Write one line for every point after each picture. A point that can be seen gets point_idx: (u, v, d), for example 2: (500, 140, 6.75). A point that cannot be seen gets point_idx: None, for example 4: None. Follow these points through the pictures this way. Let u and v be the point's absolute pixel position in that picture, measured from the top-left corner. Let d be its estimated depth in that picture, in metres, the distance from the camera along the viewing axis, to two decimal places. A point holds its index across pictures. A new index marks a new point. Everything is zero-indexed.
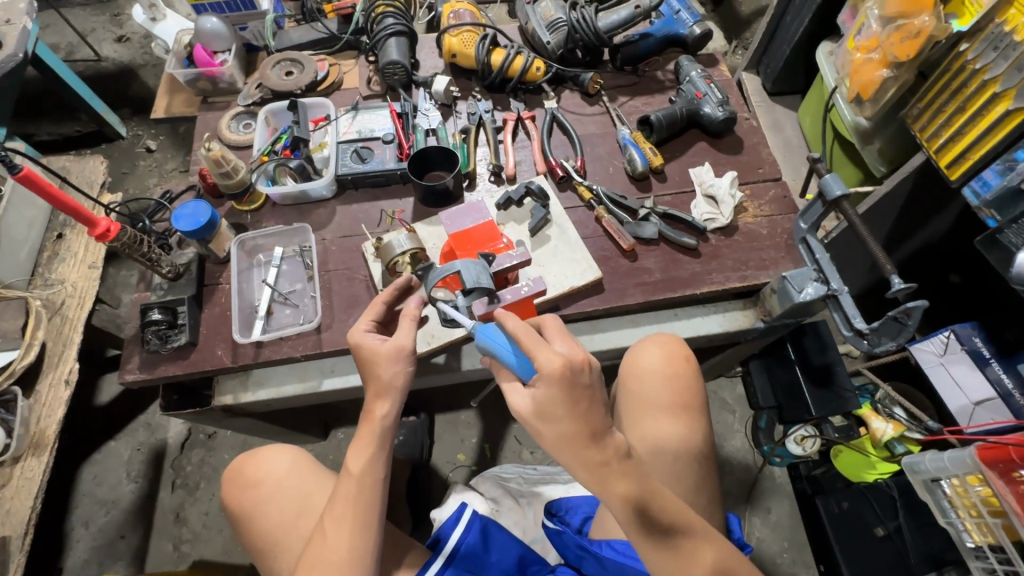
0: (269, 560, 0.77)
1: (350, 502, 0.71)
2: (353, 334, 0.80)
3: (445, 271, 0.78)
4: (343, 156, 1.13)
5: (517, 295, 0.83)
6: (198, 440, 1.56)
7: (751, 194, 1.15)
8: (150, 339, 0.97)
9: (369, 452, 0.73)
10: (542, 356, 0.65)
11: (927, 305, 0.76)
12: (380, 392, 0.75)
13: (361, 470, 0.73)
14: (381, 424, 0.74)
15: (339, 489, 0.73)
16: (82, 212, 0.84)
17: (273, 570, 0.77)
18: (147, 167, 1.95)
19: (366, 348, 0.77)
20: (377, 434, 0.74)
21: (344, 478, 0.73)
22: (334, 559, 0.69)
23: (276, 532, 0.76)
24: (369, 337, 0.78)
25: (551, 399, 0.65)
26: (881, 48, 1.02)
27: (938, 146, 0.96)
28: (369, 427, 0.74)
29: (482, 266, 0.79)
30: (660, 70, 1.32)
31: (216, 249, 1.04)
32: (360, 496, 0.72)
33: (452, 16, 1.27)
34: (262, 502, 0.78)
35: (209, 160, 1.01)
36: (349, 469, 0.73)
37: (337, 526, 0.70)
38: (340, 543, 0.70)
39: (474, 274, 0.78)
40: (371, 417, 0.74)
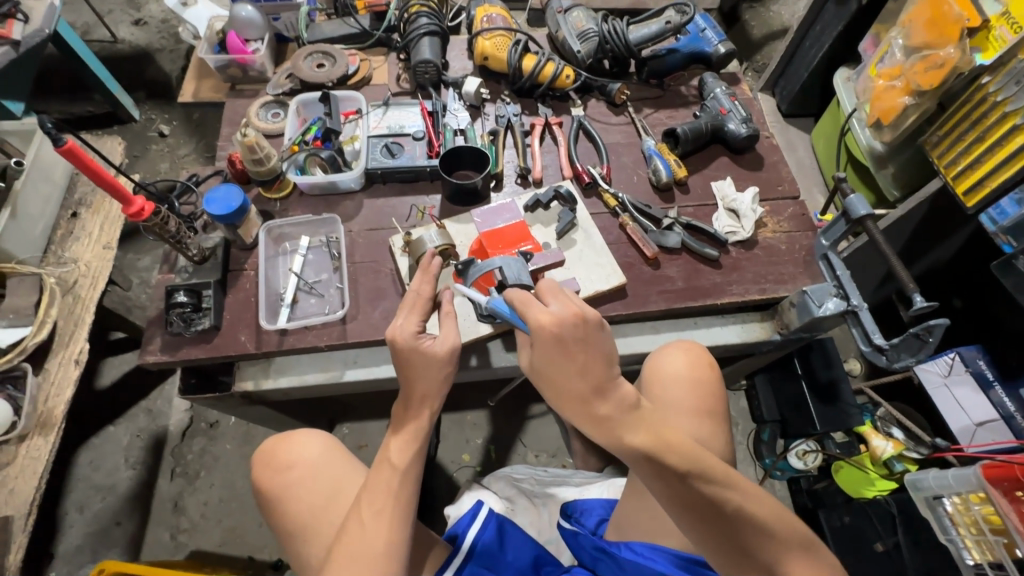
0: (300, 544, 0.85)
1: (389, 494, 0.76)
2: (398, 332, 0.81)
3: (486, 268, 0.82)
4: (374, 150, 1.14)
5: None
6: (199, 429, 1.54)
7: (771, 210, 1.17)
8: (174, 322, 0.96)
9: (413, 446, 0.80)
10: (531, 314, 0.73)
11: (948, 323, 0.79)
12: (423, 394, 0.81)
13: (404, 464, 0.78)
14: (426, 423, 0.81)
15: (378, 482, 0.77)
16: (119, 189, 0.84)
17: (301, 553, 0.84)
18: (160, 152, 1.94)
19: (419, 351, 0.80)
20: (421, 431, 0.81)
21: (386, 472, 0.78)
22: (371, 549, 0.72)
23: (306, 516, 0.85)
24: (422, 340, 0.81)
25: (548, 353, 0.72)
26: (904, 77, 1.06)
27: (956, 172, 1.00)
28: (416, 426, 0.81)
29: (521, 264, 0.82)
30: (684, 85, 1.35)
31: (244, 235, 1.03)
32: (401, 489, 0.77)
33: (486, 19, 1.29)
34: (297, 487, 0.87)
35: (243, 145, 1.01)
36: (394, 462, 0.78)
37: (376, 518, 0.74)
38: (378, 535, 0.73)
39: (515, 271, 0.81)
40: (418, 418, 0.81)
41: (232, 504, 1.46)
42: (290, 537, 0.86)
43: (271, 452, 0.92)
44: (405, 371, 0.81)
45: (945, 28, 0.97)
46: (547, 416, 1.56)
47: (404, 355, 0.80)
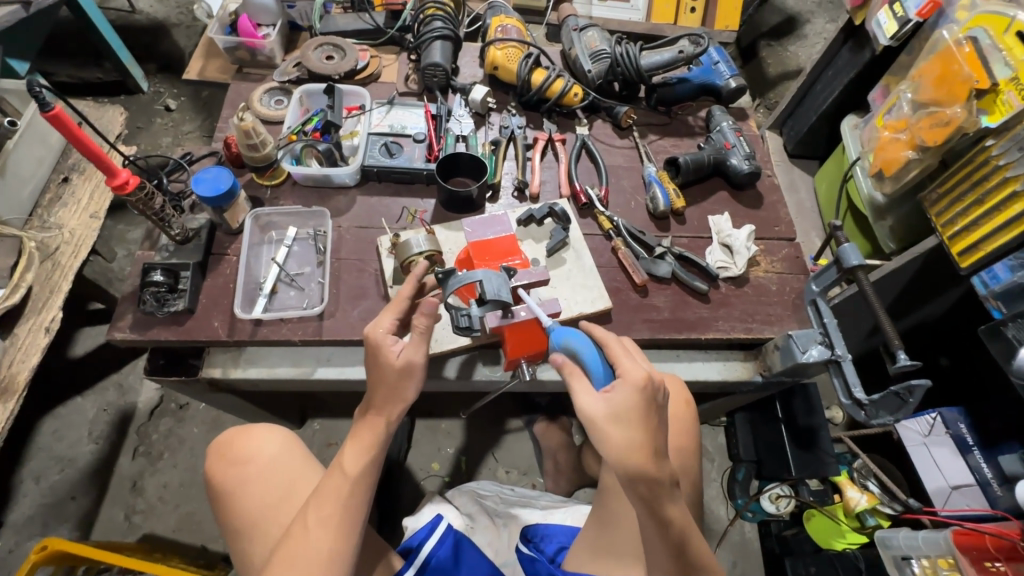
0: (246, 543, 0.82)
1: (339, 501, 0.73)
2: (373, 330, 0.80)
3: (465, 279, 0.77)
4: (372, 148, 1.13)
5: (531, 314, 0.83)
6: (168, 409, 1.51)
7: (765, 250, 1.17)
8: (147, 301, 0.94)
9: (369, 453, 0.76)
10: (626, 366, 0.72)
11: (930, 385, 0.79)
12: (384, 400, 0.78)
13: (357, 471, 0.74)
14: (384, 427, 0.77)
15: (328, 487, 0.74)
16: (105, 160, 0.82)
17: (246, 553, 0.82)
18: (163, 126, 1.93)
19: (386, 354, 0.78)
20: (378, 437, 0.77)
21: (337, 477, 0.74)
22: (313, 558, 0.69)
23: (255, 513, 0.82)
24: (391, 340, 0.79)
25: (628, 404, 0.69)
26: (909, 130, 1.06)
27: (952, 232, 0.99)
28: (373, 432, 0.77)
29: (503, 279, 0.79)
30: (691, 116, 1.35)
31: (230, 220, 1.02)
32: (351, 497, 0.73)
33: (500, 30, 1.29)
34: (250, 481, 0.84)
35: (239, 129, 1.00)
36: (346, 468, 0.74)
37: (322, 526, 0.71)
38: (321, 544, 0.70)
39: (495, 285, 0.78)
40: (377, 423, 0.77)
41: (193, 490, 1.43)
42: (236, 534, 0.83)
43: (229, 443, 0.88)
44: (370, 368, 0.79)
45: (952, 87, 0.97)
46: (522, 432, 1.53)
47: (371, 351, 0.79)
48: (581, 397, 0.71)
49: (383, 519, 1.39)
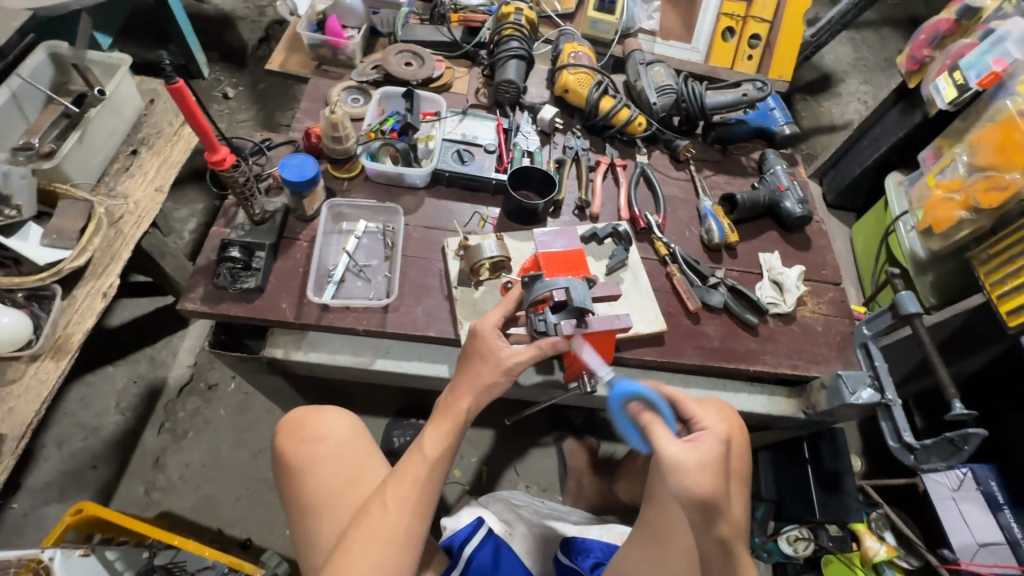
0: (311, 519, 0.86)
1: (416, 485, 0.77)
2: (484, 321, 0.83)
3: (549, 285, 0.82)
4: (445, 153, 1.17)
5: (605, 324, 0.83)
6: (197, 388, 1.51)
7: (812, 291, 1.20)
8: (222, 275, 0.97)
9: (448, 440, 0.80)
10: (709, 421, 0.80)
11: (986, 435, 0.80)
12: (472, 391, 0.81)
13: (436, 457, 0.79)
14: (463, 416, 0.81)
15: (408, 469, 0.79)
16: (208, 135, 0.86)
17: (311, 531, 0.85)
18: (219, 112, 1.98)
19: (490, 350, 0.82)
20: (457, 426, 0.81)
21: (418, 460, 0.79)
22: (392, 535, 0.74)
23: (324, 492, 0.87)
24: (497, 336, 0.83)
25: (708, 456, 0.75)
26: (963, 191, 1.11)
27: (1001, 292, 1.03)
28: (452, 420, 0.80)
29: (585, 289, 0.83)
30: (745, 156, 1.39)
31: (307, 206, 1.05)
32: (428, 482, 0.78)
33: (573, 55, 1.34)
34: (321, 461, 0.89)
35: (328, 121, 1.04)
36: (427, 453, 0.79)
37: (399, 509, 0.76)
38: (399, 522, 0.75)
39: (579, 294, 0.82)
40: (456, 412, 0.81)
41: (214, 472, 1.42)
42: (303, 509, 0.87)
43: (300, 422, 0.92)
44: (467, 359, 0.83)
45: (1013, 154, 1.02)
46: (545, 449, 1.54)
47: (480, 342, 0.82)
48: (666, 443, 0.76)
49: None
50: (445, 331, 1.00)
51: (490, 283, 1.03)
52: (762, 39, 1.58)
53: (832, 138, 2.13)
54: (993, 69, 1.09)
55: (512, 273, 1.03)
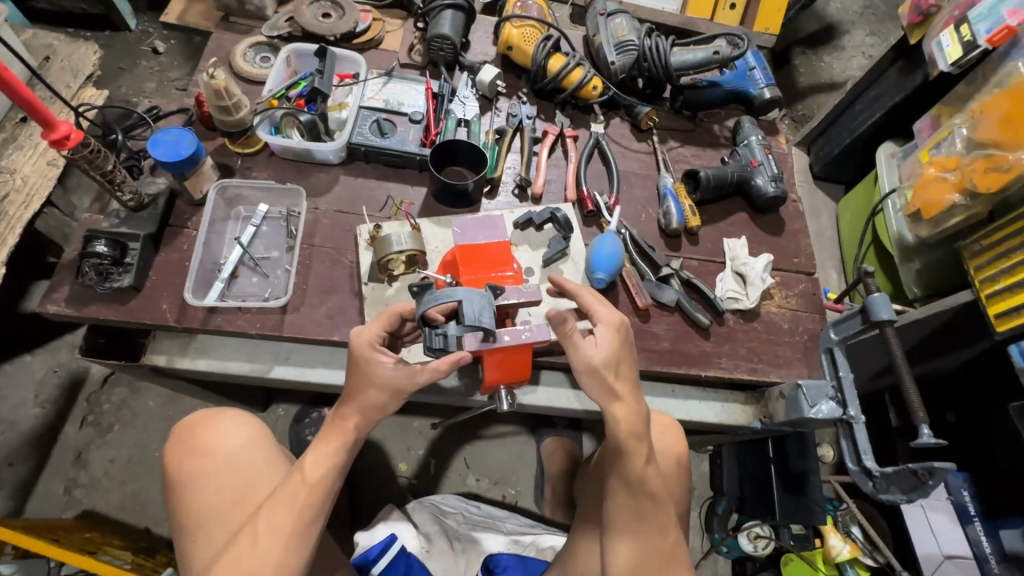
0: (188, 543, 0.70)
1: (294, 511, 0.65)
2: (358, 339, 0.69)
3: (442, 298, 0.66)
4: (363, 123, 1.01)
5: (515, 339, 0.71)
6: (123, 378, 1.41)
7: (780, 282, 1.06)
8: (88, 273, 0.83)
9: (333, 459, 0.68)
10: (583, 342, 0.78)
11: (953, 469, 0.70)
12: (361, 408, 0.69)
13: (318, 479, 0.67)
14: (351, 433, 0.69)
15: (284, 492, 0.66)
16: (37, 109, 0.70)
17: (186, 557, 0.70)
18: (148, 70, 1.78)
19: (374, 369, 0.68)
20: (346, 443, 0.69)
21: (295, 482, 0.67)
22: (259, 569, 0.62)
23: (205, 512, 0.71)
24: (382, 355, 0.68)
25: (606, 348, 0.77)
26: (958, 171, 0.95)
27: (991, 291, 0.89)
28: (340, 439, 0.69)
29: (486, 300, 0.68)
30: (718, 124, 1.23)
31: (191, 189, 0.90)
32: (309, 506, 0.66)
33: (519, 5, 1.15)
34: (208, 476, 0.73)
35: (209, 88, 0.88)
36: (307, 473, 0.67)
37: (271, 540, 0.63)
38: (269, 555, 0.63)
39: (477, 307, 0.67)
40: (344, 429, 0.69)
41: (141, 467, 1.34)
42: (179, 532, 0.71)
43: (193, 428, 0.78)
44: (349, 378, 0.70)
45: (1021, 130, 0.86)
46: (498, 440, 1.45)
47: (358, 362, 0.68)
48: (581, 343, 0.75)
49: (340, 518, 1.32)
50: (353, 334, 0.88)
51: (404, 279, 0.90)
52: None
53: (829, 99, 1.93)
54: (1007, 23, 0.91)
55: (428, 268, 0.90)
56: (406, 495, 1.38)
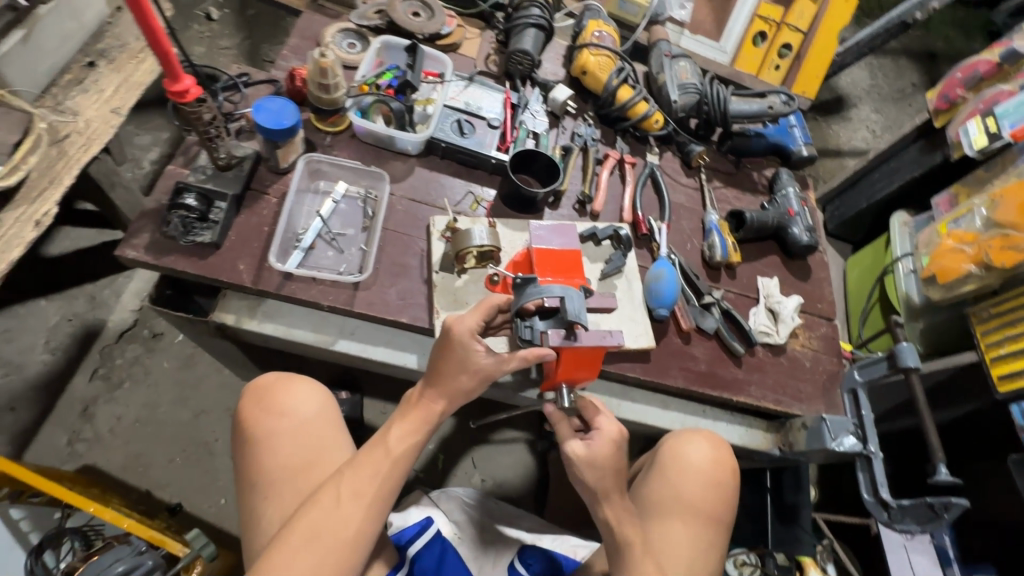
0: (256, 498, 0.75)
1: (375, 480, 0.69)
2: (460, 324, 0.74)
3: (543, 293, 0.75)
4: (444, 121, 1.06)
5: (596, 341, 0.77)
6: (140, 336, 1.39)
7: (805, 324, 1.15)
8: (172, 224, 0.85)
9: (413, 437, 0.73)
10: (603, 420, 0.81)
11: (968, 507, 0.80)
12: (447, 392, 0.74)
13: (400, 453, 0.71)
14: (435, 415, 0.74)
15: (366, 461, 0.70)
16: (170, 60, 0.73)
17: (254, 510, 0.74)
18: (199, 34, 1.78)
19: (468, 352, 0.73)
20: (427, 422, 0.74)
21: (378, 455, 0.70)
22: (340, 532, 0.66)
23: (277, 471, 0.75)
24: (476, 342, 0.74)
25: (604, 454, 0.78)
26: (976, 245, 1.06)
27: (996, 354, 1.00)
28: (423, 416, 0.74)
29: (581, 299, 0.77)
30: (757, 172, 1.32)
31: (281, 157, 0.93)
32: (389, 479, 0.70)
33: (596, 34, 1.23)
34: (281, 437, 0.77)
35: (316, 66, 0.92)
36: (390, 447, 0.71)
37: (353, 503, 0.67)
38: (350, 519, 0.67)
39: (575, 305, 0.76)
40: (429, 409, 0.74)
41: (147, 428, 1.32)
42: (249, 486, 0.76)
43: (267, 389, 0.81)
44: (440, 359, 0.74)
45: None
46: (506, 444, 1.47)
47: (455, 348, 0.73)
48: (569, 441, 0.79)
49: None
50: (419, 319, 0.91)
51: (474, 273, 0.95)
52: (793, 50, 1.49)
53: (837, 164, 2.08)
54: None
55: (500, 266, 0.94)
56: (410, 487, 1.39)
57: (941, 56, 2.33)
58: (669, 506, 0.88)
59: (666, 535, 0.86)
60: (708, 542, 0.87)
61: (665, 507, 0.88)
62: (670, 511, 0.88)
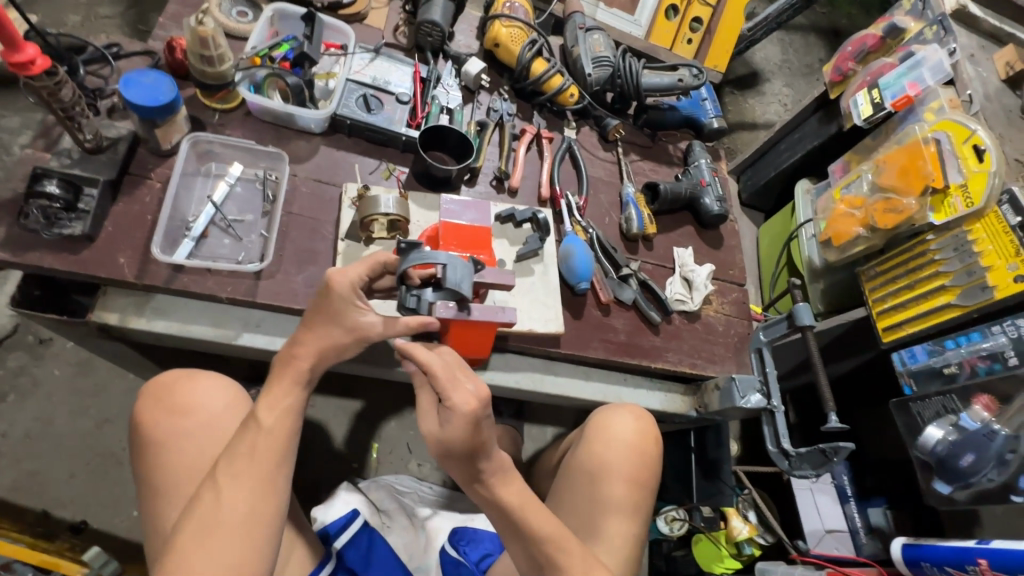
0: (160, 504, 0.70)
1: (257, 459, 0.65)
2: (341, 277, 0.71)
3: (427, 261, 0.74)
4: (349, 97, 1.00)
5: (485, 315, 0.77)
6: (23, 342, 1.25)
7: (718, 290, 1.19)
8: (32, 216, 0.76)
9: (286, 403, 0.69)
10: (456, 391, 0.68)
11: (852, 448, 0.87)
12: (318, 349, 0.71)
13: (274, 423, 0.68)
14: (305, 375, 0.71)
15: (243, 440, 0.66)
16: (6, 28, 0.64)
17: (157, 514, 0.69)
18: (73, 2, 1.59)
19: (347, 304, 0.71)
20: (298, 383, 0.71)
21: (253, 433, 0.66)
22: (233, 520, 0.62)
23: (183, 472, 0.70)
24: (357, 297, 0.72)
25: (460, 433, 0.68)
26: (864, 209, 1.15)
27: (882, 308, 1.10)
28: (293, 378, 0.70)
29: (467, 271, 0.75)
30: (672, 144, 1.34)
31: (162, 139, 0.85)
32: (272, 451, 0.66)
33: (508, 5, 1.19)
34: (186, 436, 0.71)
35: (194, 34, 0.84)
36: (261, 421, 0.67)
37: (239, 486, 0.63)
38: (240, 505, 0.63)
39: (457, 275, 0.74)
40: (298, 369, 0.71)
41: (39, 443, 1.20)
42: (151, 491, 0.70)
43: (167, 387, 0.76)
44: (316, 309, 0.72)
45: (913, 180, 1.06)
46: None
47: (337, 301, 0.71)
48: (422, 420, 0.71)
49: None
50: None
51: (383, 244, 0.92)
52: (704, 24, 1.52)
53: (751, 137, 2.18)
54: (908, 93, 1.13)
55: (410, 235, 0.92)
56: (343, 478, 1.36)
57: (843, 33, 2.47)
58: (603, 483, 0.91)
59: (606, 513, 0.89)
60: (638, 510, 0.91)
61: (598, 484, 0.91)
62: (602, 488, 0.91)
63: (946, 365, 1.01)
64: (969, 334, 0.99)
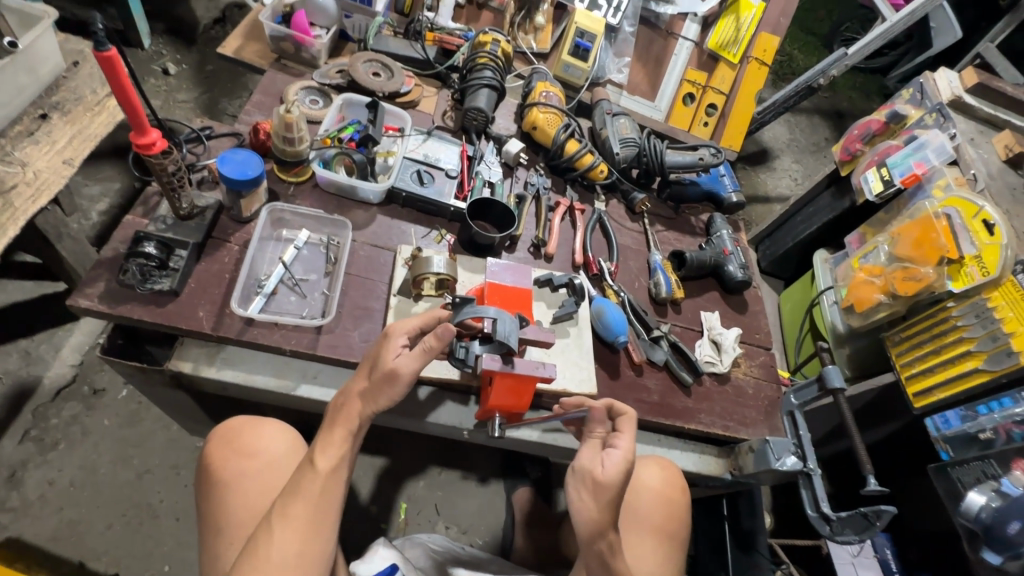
0: (220, 543, 0.74)
1: (308, 502, 0.68)
2: (396, 326, 0.78)
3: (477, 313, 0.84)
4: (405, 172, 1.12)
5: (525, 366, 0.83)
6: (79, 392, 1.32)
7: (746, 353, 1.23)
8: (130, 272, 0.85)
9: (339, 449, 0.72)
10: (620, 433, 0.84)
11: (895, 512, 0.84)
12: (367, 394, 0.74)
13: (329, 470, 0.70)
14: (356, 421, 0.74)
15: (299, 486, 0.69)
16: (139, 115, 0.75)
17: (217, 555, 0.73)
18: (156, 87, 1.80)
19: (394, 351, 0.76)
20: (350, 433, 0.73)
21: (306, 477, 0.70)
22: (279, 563, 0.65)
23: (243, 513, 0.74)
24: (397, 339, 0.77)
25: (617, 474, 0.79)
26: (883, 277, 1.21)
27: (909, 373, 1.13)
28: (345, 428, 0.73)
29: (514, 324, 0.84)
30: (695, 216, 1.43)
31: (244, 207, 0.96)
32: (323, 498, 0.69)
33: (544, 94, 1.34)
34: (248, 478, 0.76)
35: (281, 120, 0.97)
36: (316, 466, 0.70)
37: (287, 530, 0.66)
38: (287, 549, 0.65)
39: (505, 328, 0.84)
40: (349, 416, 0.73)
41: (83, 492, 1.23)
42: (212, 531, 0.74)
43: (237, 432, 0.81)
44: (372, 354, 0.77)
45: (927, 251, 1.12)
46: (469, 489, 1.46)
47: (386, 346, 0.76)
48: (592, 454, 0.81)
49: None
50: None
51: (431, 301, 0.99)
52: (718, 109, 1.67)
53: (766, 209, 2.28)
54: (914, 172, 1.23)
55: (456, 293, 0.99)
56: (371, 538, 1.35)
57: (847, 115, 2.64)
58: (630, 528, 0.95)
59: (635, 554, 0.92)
60: (667, 554, 0.94)
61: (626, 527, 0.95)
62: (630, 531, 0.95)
63: (981, 432, 1.02)
64: (1000, 398, 1.00)
